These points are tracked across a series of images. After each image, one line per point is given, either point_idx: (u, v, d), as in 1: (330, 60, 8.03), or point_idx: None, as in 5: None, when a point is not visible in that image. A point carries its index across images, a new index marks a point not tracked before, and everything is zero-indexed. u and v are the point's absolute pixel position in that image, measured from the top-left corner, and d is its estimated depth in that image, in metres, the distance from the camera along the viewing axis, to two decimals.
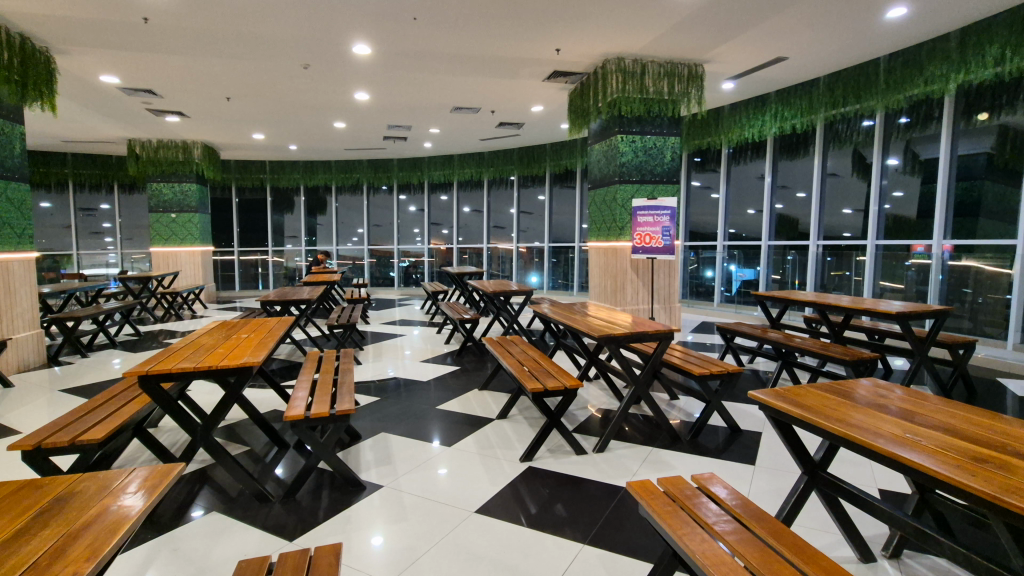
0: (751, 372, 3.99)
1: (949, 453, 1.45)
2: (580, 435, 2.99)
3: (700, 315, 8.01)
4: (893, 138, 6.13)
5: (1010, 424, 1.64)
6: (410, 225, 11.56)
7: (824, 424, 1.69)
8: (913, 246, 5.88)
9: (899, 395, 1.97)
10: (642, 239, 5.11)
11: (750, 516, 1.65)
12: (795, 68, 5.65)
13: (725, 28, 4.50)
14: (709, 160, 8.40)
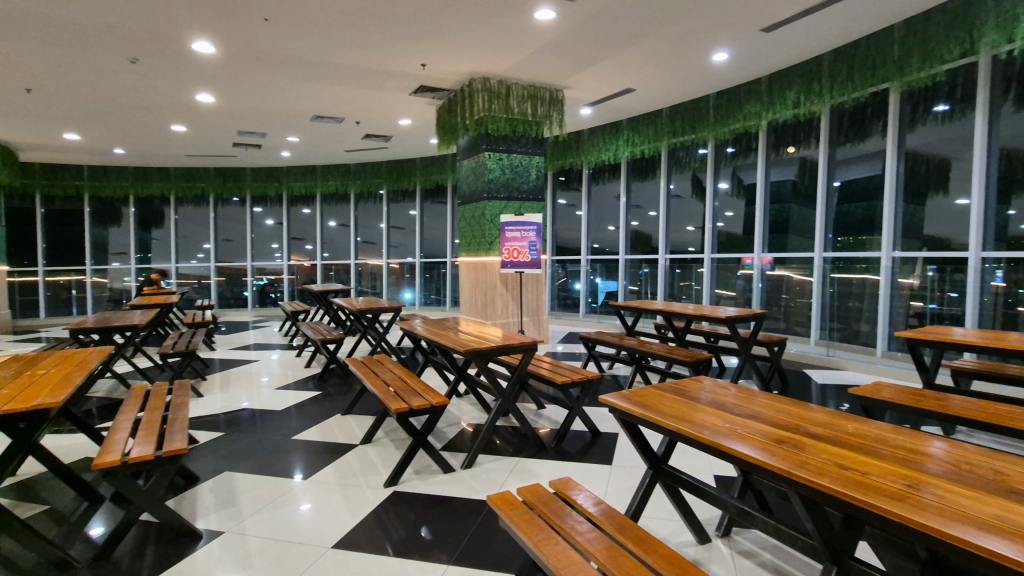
0: (611, 377, 4.26)
1: (759, 437, 1.66)
2: (448, 453, 2.93)
3: (567, 326, 8.42)
4: (722, 165, 7.04)
5: (806, 409, 1.92)
6: (268, 240, 10.71)
7: (662, 421, 1.84)
8: (741, 259, 6.76)
9: (724, 390, 2.22)
10: (510, 253, 5.28)
11: (603, 515, 1.73)
12: (640, 100, 6.26)
13: (581, 58, 4.84)
14: (572, 180, 9.00)
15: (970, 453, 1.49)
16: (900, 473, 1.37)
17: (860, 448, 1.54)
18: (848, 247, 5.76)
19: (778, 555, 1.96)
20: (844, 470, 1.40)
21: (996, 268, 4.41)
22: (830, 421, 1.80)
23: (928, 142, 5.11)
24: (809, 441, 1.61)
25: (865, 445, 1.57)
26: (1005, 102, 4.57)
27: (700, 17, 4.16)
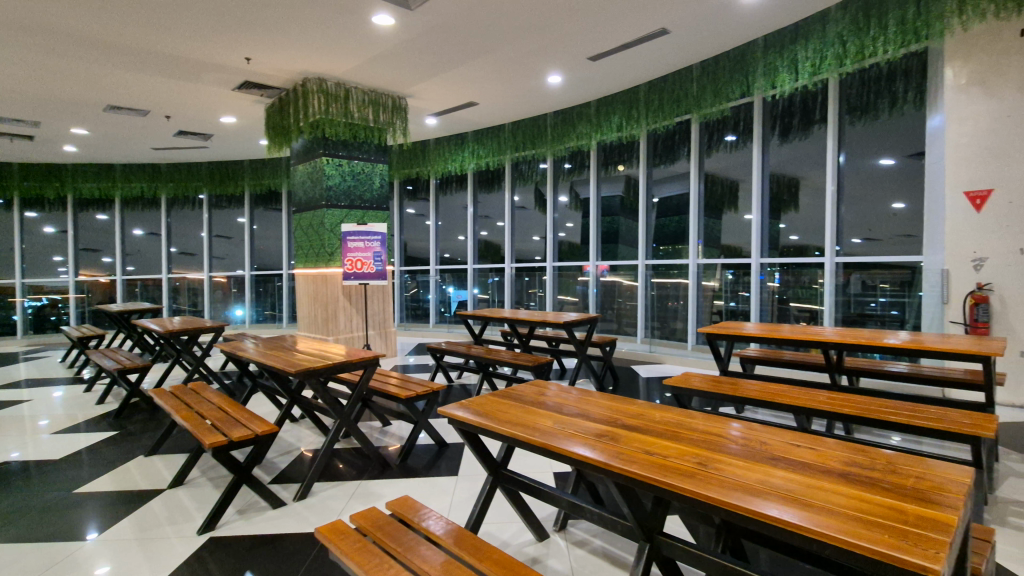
0: (460, 387, 4.26)
1: (584, 434, 1.77)
2: (278, 486, 2.66)
3: (418, 337, 8.27)
4: (561, 179, 7.57)
5: (627, 403, 2.11)
6: (48, 251, 8.87)
7: (498, 428, 1.87)
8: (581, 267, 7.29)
9: (561, 392, 2.34)
10: (353, 264, 5.08)
11: (440, 532, 1.71)
12: (483, 114, 6.45)
13: (424, 67, 4.82)
14: (419, 189, 8.96)
15: (749, 430, 1.76)
16: (696, 453, 1.55)
17: (666, 435, 1.72)
18: (669, 255, 6.45)
19: (607, 541, 2.12)
20: (653, 456, 1.55)
21: (774, 271, 5.47)
22: (646, 413, 1.99)
23: (721, 166, 6.07)
24: (627, 432, 1.76)
25: (672, 432, 1.76)
26: (773, 136, 5.62)
27: (534, 39, 4.41)
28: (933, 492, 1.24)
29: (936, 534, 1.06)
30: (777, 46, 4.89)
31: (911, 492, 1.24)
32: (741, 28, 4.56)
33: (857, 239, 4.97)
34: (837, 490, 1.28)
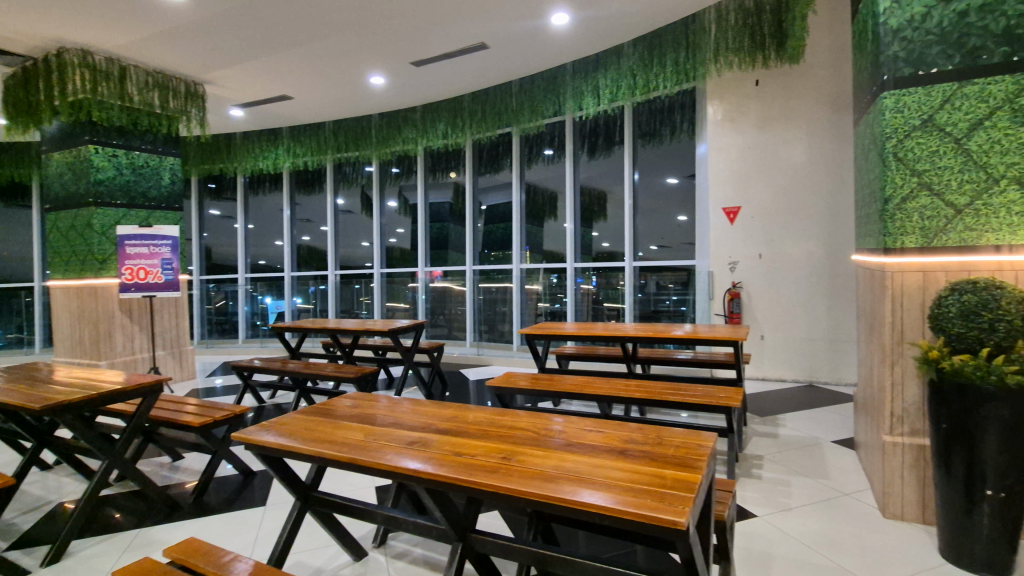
0: (274, 406, 3.89)
1: (397, 443, 1.73)
2: (18, 552, 2.11)
3: (223, 354, 7.24)
4: (388, 183, 7.47)
5: (444, 409, 2.13)
6: None
7: (304, 449, 1.73)
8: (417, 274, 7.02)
9: (380, 403, 2.27)
10: (134, 274, 4.49)
11: (232, 572, 1.51)
12: (298, 109, 6.00)
13: (224, 53, 4.32)
14: (223, 188, 8.10)
15: (554, 422, 1.90)
16: (502, 449, 1.62)
17: (478, 435, 1.78)
18: (502, 259, 6.73)
19: (427, 548, 2.11)
20: (461, 457, 1.58)
21: (592, 275, 5.90)
22: (461, 415, 2.03)
23: (540, 177, 6.55)
24: (439, 438, 1.76)
25: (485, 431, 1.81)
26: (582, 153, 6.24)
27: (353, 37, 4.24)
28: (690, 456, 1.47)
29: (688, 493, 1.26)
30: (582, 72, 5.47)
31: (672, 459, 1.46)
32: (551, 53, 5.00)
33: (654, 247, 5.79)
34: (619, 465, 1.45)
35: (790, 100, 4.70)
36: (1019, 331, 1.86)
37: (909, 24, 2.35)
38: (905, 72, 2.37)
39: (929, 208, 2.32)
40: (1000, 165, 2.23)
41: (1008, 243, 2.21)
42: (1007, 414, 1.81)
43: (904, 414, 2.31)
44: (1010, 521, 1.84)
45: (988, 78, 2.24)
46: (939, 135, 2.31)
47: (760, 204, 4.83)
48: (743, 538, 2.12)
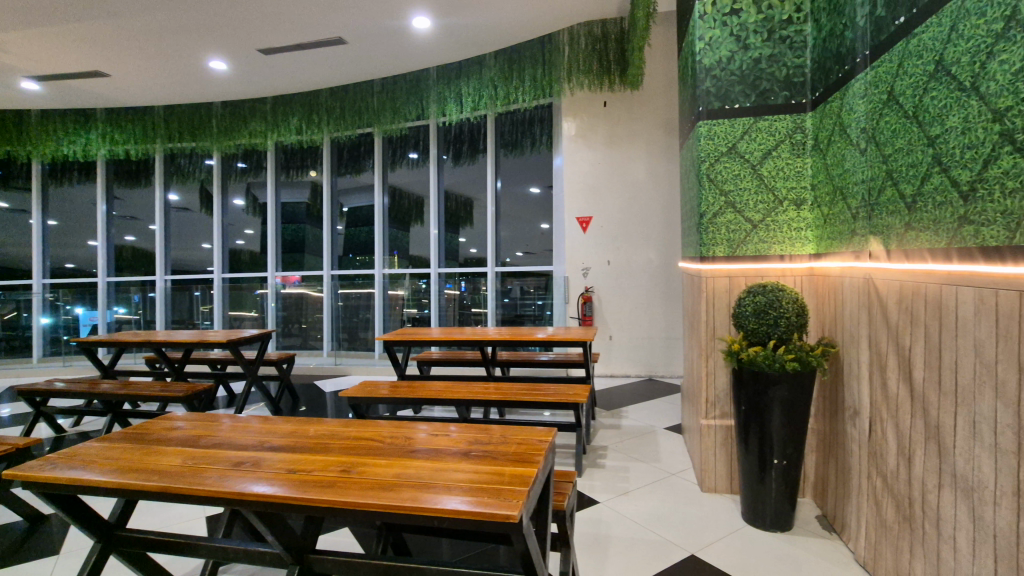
0: (78, 435, 3.32)
1: (224, 466, 1.56)
2: None
3: (9, 377, 5.94)
4: (232, 179, 6.81)
5: (285, 425, 1.98)
6: None
7: (105, 482, 1.47)
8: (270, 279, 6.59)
9: (209, 423, 2.04)
10: None
11: None
12: (118, 90, 5.22)
13: (12, 12, 3.60)
14: (14, 176, 6.79)
15: (403, 429, 1.86)
16: (343, 462, 1.54)
17: (319, 449, 1.67)
18: (365, 265, 6.50)
19: None
20: (296, 474, 1.47)
21: (460, 280, 5.93)
22: (303, 430, 1.91)
23: (404, 181, 6.44)
24: (274, 455, 1.63)
25: (326, 445, 1.72)
26: (446, 158, 6.28)
27: (187, 12, 3.80)
28: (528, 452, 1.55)
29: (522, 487, 1.32)
30: (445, 79, 5.57)
31: (511, 456, 1.52)
32: (412, 57, 4.96)
33: (519, 253, 5.99)
34: (462, 467, 1.47)
35: (633, 121, 5.18)
36: (794, 325, 2.25)
37: (718, 64, 2.74)
38: (715, 105, 2.75)
39: (733, 222, 2.73)
40: (783, 188, 2.69)
41: (788, 253, 2.68)
42: (786, 394, 2.17)
43: (716, 399, 2.67)
44: (789, 484, 2.21)
45: (774, 116, 2.69)
46: (740, 161, 2.73)
47: (608, 215, 5.27)
48: (585, 523, 2.29)
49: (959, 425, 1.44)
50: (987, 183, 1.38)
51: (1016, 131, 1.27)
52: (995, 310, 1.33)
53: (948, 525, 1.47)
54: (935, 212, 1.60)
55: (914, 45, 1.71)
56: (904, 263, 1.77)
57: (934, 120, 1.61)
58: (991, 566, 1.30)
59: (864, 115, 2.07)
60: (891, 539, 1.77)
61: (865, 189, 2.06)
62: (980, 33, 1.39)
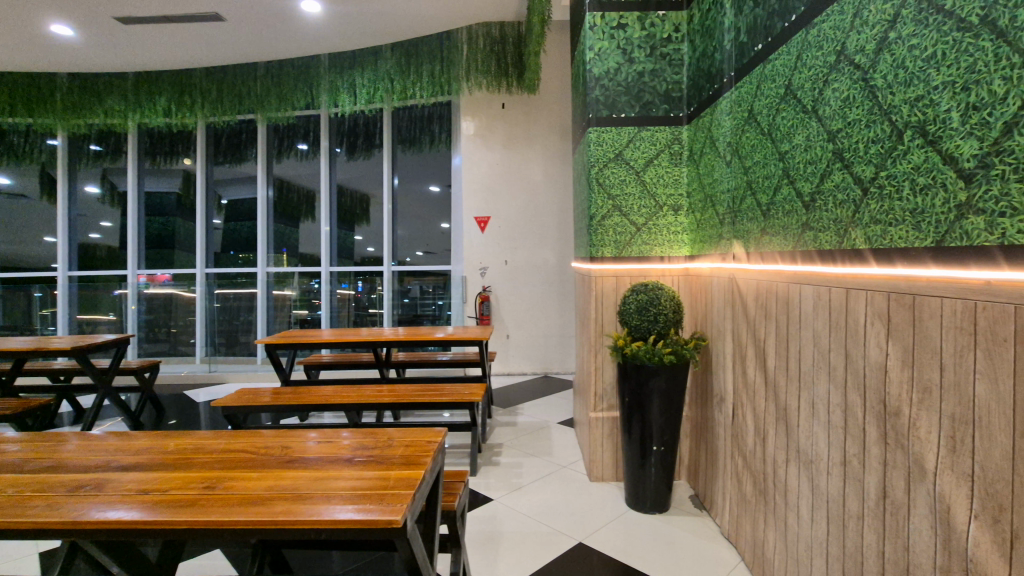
0: None
1: (59, 493, 1.33)
2: None
3: None
4: (81, 164, 5.96)
5: (143, 441, 1.75)
6: None
7: None
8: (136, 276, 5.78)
9: (44, 444, 1.75)
10: None
11: None
12: None
13: None
14: None
15: (282, 439, 1.73)
16: (210, 479, 1.40)
17: (182, 466, 1.50)
18: (249, 263, 6.01)
19: None
20: (150, 495, 1.30)
21: (356, 280, 5.78)
22: (165, 445, 1.70)
23: (291, 173, 6.04)
24: (124, 476, 1.43)
25: (190, 460, 1.55)
26: (339, 151, 5.98)
27: None
28: (416, 454, 1.51)
29: (407, 490, 1.28)
30: (338, 68, 5.32)
31: (398, 459, 1.47)
32: (301, 43, 4.68)
33: (419, 252, 5.86)
34: (344, 475, 1.39)
35: (531, 125, 5.30)
36: (671, 321, 2.43)
37: (606, 74, 2.88)
38: (603, 113, 2.89)
39: (619, 225, 2.89)
40: (663, 194, 2.90)
41: (667, 254, 2.89)
42: (664, 385, 2.34)
43: (604, 392, 2.81)
44: (667, 468, 2.39)
45: (655, 126, 2.88)
46: (625, 167, 2.89)
47: (506, 216, 5.35)
48: (479, 521, 2.29)
49: (802, 407, 1.64)
50: (823, 195, 1.57)
51: (844, 149, 1.47)
52: (829, 305, 1.52)
53: (794, 496, 1.66)
54: (785, 218, 1.81)
55: (770, 69, 1.93)
56: (761, 265, 1.98)
57: (784, 137, 1.81)
58: (825, 528, 1.50)
59: (730, 130, 2.29)
60: (750, 512, 1.97)
61: (730, 198, 2.27)
62: (819, 61, 1.59)
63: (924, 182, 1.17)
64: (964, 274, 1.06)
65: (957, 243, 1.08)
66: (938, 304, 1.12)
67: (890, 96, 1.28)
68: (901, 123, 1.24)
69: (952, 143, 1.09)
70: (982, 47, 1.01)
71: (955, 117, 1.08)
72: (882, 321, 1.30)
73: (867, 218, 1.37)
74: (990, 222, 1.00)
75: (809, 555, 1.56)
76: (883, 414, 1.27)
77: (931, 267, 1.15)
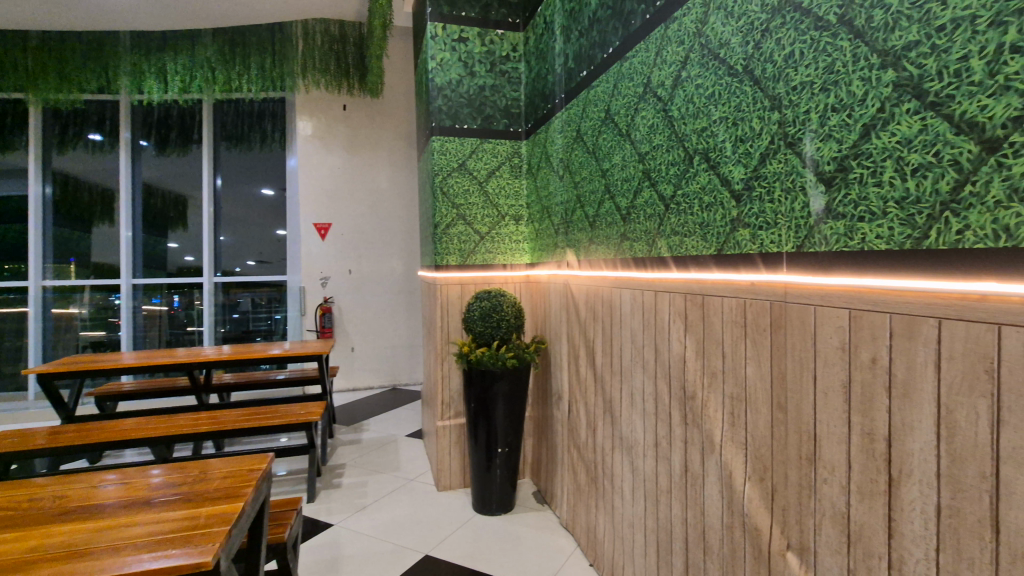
0: None
1: None
2: None
3: None
4: None
5: None
6: None
7: None
8: None
9: None
10: None
11: None
12: None
13: None
14: None
15: (56, 487, 1.41)
16: None
17: None
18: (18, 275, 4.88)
19: None
20: None
21: (170, 293, 5.11)
22: None
23: (79, 167, 5.06)
24: None
25: None
26: (146, 145, 5.18)
27: None
28: (235, 485, 1.35)
29: (222, 526, 1.13)
30: (142, 49, 4.62)
31: (212, 493, 1.30)
32: (90, 12, 3.97)
33: (251, 262, 5.28)
34: (141, 520, 1.18)
35: (375, 130, 5.14)
36: (513, 326, 2.52)
37: (448, 85, 2.92)
38: (446, 123, 2.92)
39: (463, 233, 2.94)
40: (505, 205, 3.02)
41: (509, 262, 3.01)
42: (507, 388, 2.42)
43: (451, 400, 2.82)
44: (511, 468, 2.47)
45: (496, 139, 2.99)
46: (468, 177, 2.95)
47: (349, 223, 5.11)
48: (317, 549, 2.13)
49: (623, 398, 1.82)
50: (636, 209, 1.78)
51: (651, 169, 1.68)
52: (642, 306, 1.72)
53: (618, 480, 1.84)
54: (607, 229, 2.00)
55: (592, 94, 2.12)
56: (590, 271, 2.16)
57: (605, 156, 2.02)
58: (643, 505, 1.67)
59: (562, 146, 2.47)
60: (583, 500, 2.12)
61: (563, 210, 2.45)
62: (631, 91, 1.80)
63: (708, 200, 1.38)
64: (737, 276, 1.27)
65: (732, 252, 1.30)
66: (719, 303, 1.33)
67: (682, 126, 1.50)
68: (691, 149, 1.45)
69: (726, 168, 1.31)
70: (745, 91, 1.23)
71: (728, 146, 1.29)
72: (681, 319, 1.50)
73: (668, 230, 1.58)
74: (754, 233, 1.22)
75: (631, 531, 1.74)
76: (683, 399, 1.47)
77: (714, 271, 1.36)
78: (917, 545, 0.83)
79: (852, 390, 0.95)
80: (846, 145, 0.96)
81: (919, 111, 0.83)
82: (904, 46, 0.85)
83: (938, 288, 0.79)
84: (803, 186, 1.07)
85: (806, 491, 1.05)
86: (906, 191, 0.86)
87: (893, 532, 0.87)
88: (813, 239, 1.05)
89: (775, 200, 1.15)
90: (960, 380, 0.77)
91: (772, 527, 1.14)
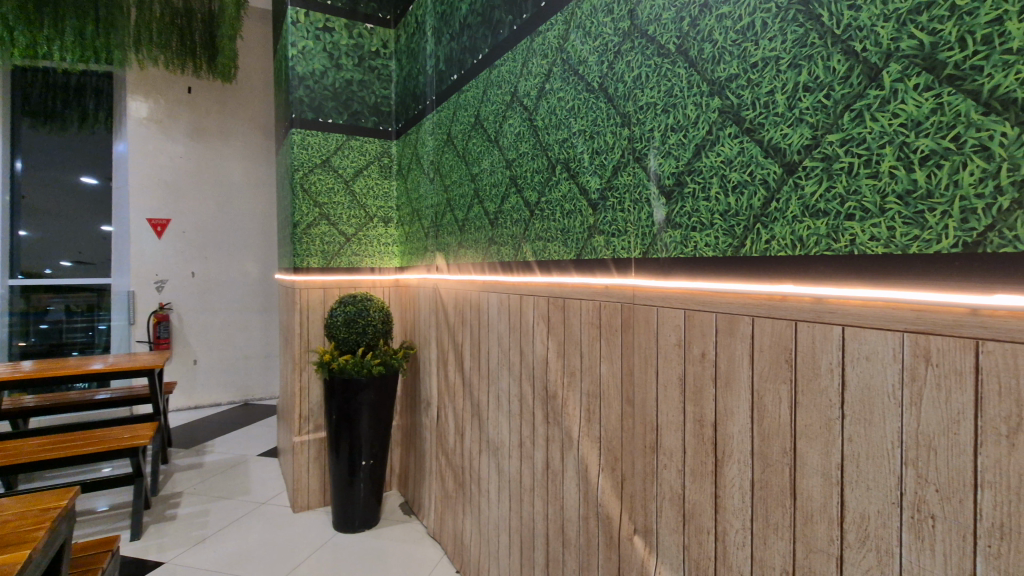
0: None
1: None
2: None
3: None
4: None
5: None
6: None
7: None
8: None
9: None
10: None
11: None
12: None
13: None
14: None
15: None
16: None
17: None
18: None
19: None
20: None
21: None
22: None
23: None
24: None
25: None
26: None
27: None
28: (20, 531, 1.09)
29: None
30: None
31: None
32: None
33: (64, 262, 4.46)
34: None
35: (226, 118, 4.65)
36: (380, 332, 2.41)
37: (312, 75, 2.73)
38: (308, 115, 2.72)
39: (327, 234, 2.77)
40: (373, 206, 2.89)
41: (377, 265, 2.89)
42: (373, 397, 2.31)
43: (310, 413, 2.63)
44: (376, 481, 2.36)
45: (364, 137, 2.87)
46: (333, 175, 2.79)
47: (194, 219, 4.55)
48: None
49: (490, 401, 1.84)
50: (503, 215, 1.81)
51: (517, 176, 1.72)
52: (508, 309, 1.75)
53: (485, 483, 1.84)
54: (476, 234, 2.01)
55: (463, 99, 2.12)
56: (459, 275, 2.15)
57: (474, 161, 2.02)
58: (508, 506, 1.69)
59: (432, 149, 2.44)
60: (451, 506, 2.10)
61: (433, 213, 2.42)
62: (499, 98, 1.83)
63: (568, 208, 1.45)
64: (593, 280, 1.35)
65: (589, 257, 1.37)
66: (578, 305, 1.40)
67: (546, 136, 1.55)
68: (553, 159, 1.51)
69: (585, 178, 1.38)
70: (600, 107, 1.31)
71: (586, 158, 1.37)
72: (544, 321, 1.55)
73: (533, 235, 1.63)
74: (607, 240, 1.30)
75: (496, 533, 1.75)
76: (545, 399, 1.52)
77: (573, 275, 1.43)
78: (737, 517, 0.94)
79: (686, 381, 1.05)
80: (683, 162, 1.06)
81: (737, 135, 0.95)
82: (726, 78, 0.96)
83: (751, 290, 0.91)
84: (647, 198, 1.17)
85: (649, 478, 1.14)
86: (728, 205, 0.97)
87: (718, 508, 0.97)
88: (656, 246, 1.14)
89: (625, 210, 1.24)
90: (767, 368, 0.89)
91: (621, 514, 1.22)
